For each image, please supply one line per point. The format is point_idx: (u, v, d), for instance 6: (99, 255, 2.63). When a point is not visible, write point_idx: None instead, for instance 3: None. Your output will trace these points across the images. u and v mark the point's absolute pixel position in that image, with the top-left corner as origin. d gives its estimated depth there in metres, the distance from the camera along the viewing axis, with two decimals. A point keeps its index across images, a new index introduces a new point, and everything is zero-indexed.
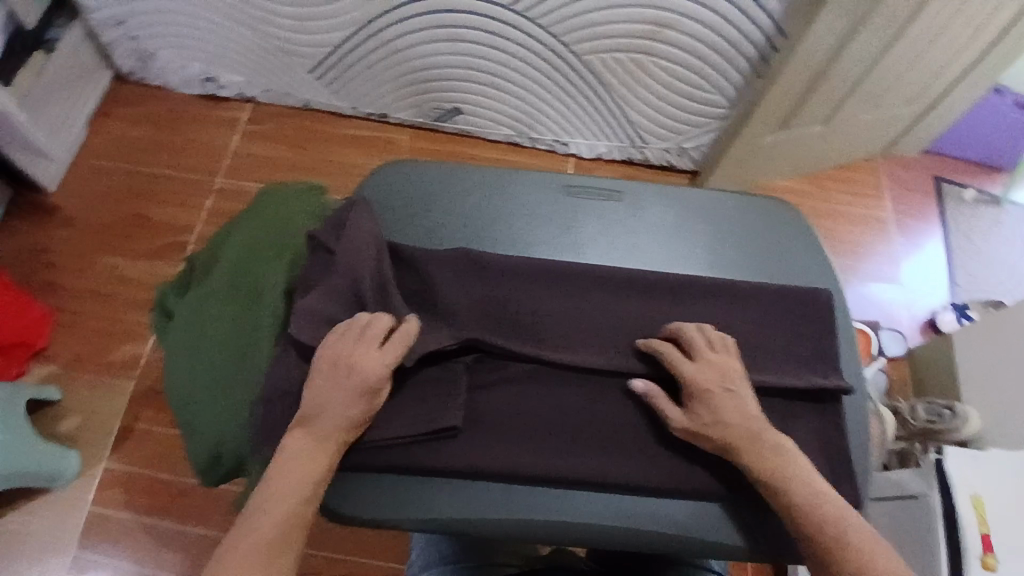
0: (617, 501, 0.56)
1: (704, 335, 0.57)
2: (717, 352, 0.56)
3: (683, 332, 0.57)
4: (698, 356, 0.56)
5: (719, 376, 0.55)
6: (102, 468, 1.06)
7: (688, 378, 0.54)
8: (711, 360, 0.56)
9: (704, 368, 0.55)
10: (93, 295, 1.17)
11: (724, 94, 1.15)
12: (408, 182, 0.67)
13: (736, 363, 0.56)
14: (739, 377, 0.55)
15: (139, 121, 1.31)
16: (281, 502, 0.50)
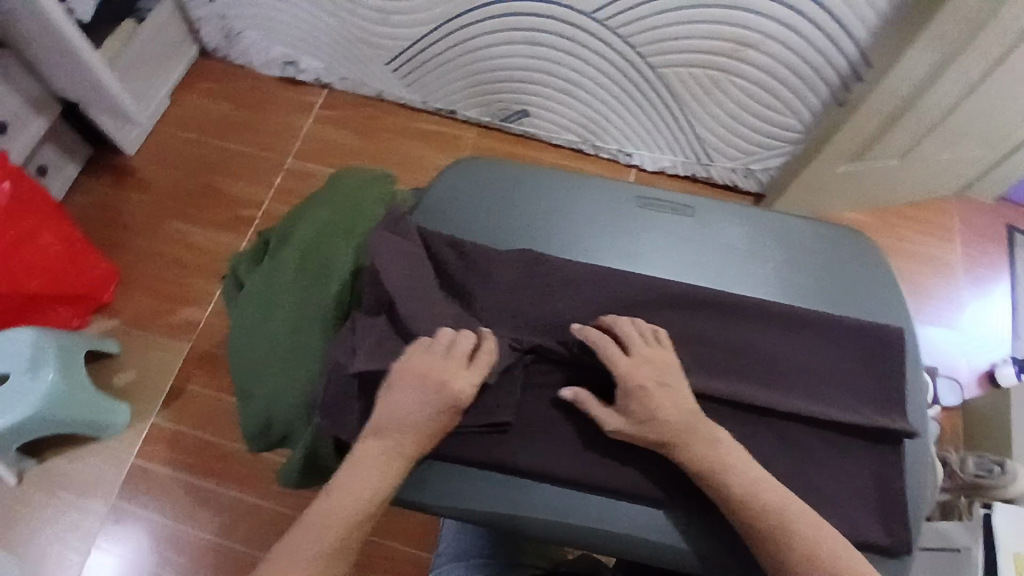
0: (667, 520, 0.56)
1: (639, 329, 0.56)
2: (654, 348, 0.55)
3: (618, 326, 0.56)
4: (635, 350, 0.54)
5: (655, 371, 0.54)
6: (150, 424, 1.09)
7: (625, 376, 0.53)
8: (644, 357, 0.54)
9: (641, 364, 0.54)
10: (159, 257, 1.21)
11: (799, 118, 1.13)
12: (476, 175, 0.67)
13: (672, 358, 0.55)
14: (676, 371, 0.55)
15: (219, 96, 1.36)
16: (345, 508, 0.51)
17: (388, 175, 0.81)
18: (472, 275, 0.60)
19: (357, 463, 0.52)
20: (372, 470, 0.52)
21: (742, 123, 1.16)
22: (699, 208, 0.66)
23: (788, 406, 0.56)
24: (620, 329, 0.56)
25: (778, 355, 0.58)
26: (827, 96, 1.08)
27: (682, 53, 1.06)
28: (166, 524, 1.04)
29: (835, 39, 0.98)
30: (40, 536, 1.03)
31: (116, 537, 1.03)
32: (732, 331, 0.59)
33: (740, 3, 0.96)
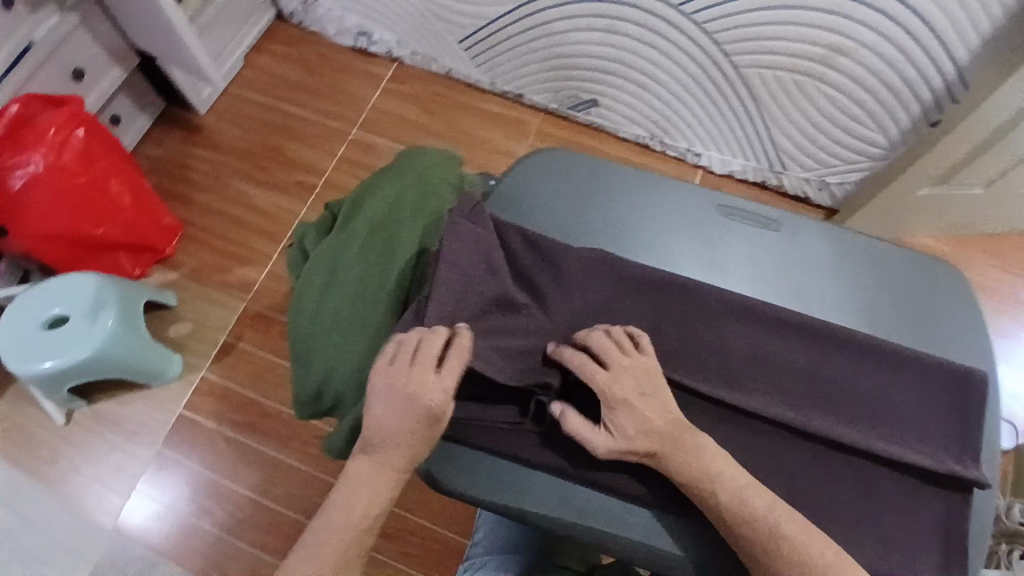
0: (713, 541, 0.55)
1: (616, 337, 0.54)
2: (630, 356, 0.53)
3: (596, 338, 0.54)
4: (613, 364, 0.52)
5: (634, 385, 0.52)
6: (199, 377, 1.12)
7: (607, 392, 0.52)
8: (625, 367, 0.53)
9: (620, 378, 0.52)
10: (221, 216, 1.24)
11: (884, 134, 1.08)
12: (557, 168, 0.65)
13: (651, 366, 0.53)
14: (655, 381, 0.53)
15: (292, 60, 1.37)
16: (349, 523, 0.52)
17: (456, 156, 0.82)
18: (543, 271, 0.58)
19: (350, 479, 0.53)
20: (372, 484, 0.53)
21: (822, 133, 1.11)
22: (785, 223, 0.63)
23: (855, 439, 0.55)
24: (598, 341, 0.54)
25: (853, 387, 0.57)
26: (918, 113, 1.02)
27: (769, 54, 1.02)
28: (205, 475, 1.07)
29: (935, 55, 0.93)
30: (88, 472, 1.07)
31: (158, 483, 1.07)
32: (813, 360, 0.57)
33: (838, 8, 0.92)
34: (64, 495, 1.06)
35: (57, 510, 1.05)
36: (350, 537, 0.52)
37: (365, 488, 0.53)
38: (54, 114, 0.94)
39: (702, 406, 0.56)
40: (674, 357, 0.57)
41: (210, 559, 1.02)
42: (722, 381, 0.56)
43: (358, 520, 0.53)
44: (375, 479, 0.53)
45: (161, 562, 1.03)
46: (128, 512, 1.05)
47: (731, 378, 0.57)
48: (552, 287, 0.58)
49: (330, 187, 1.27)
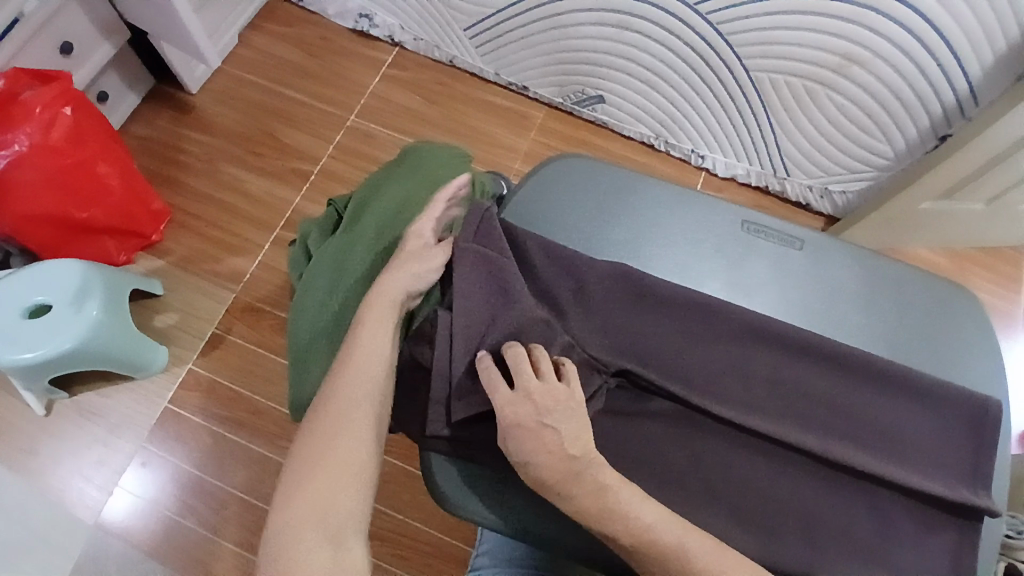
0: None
1: (534, 357, 0.50)
2: (542, 381, 0.49)
3: (511, 353, 0.50)
4: (516, 385, 0.48)
5: (534, 409, 0.47)
6: (187, 370, 1.09)
7: (500, 412, 0.47)
8: (531, 388, 0.48)
9: (520, 400, 0.48)
10: (212, 202, 1.20)
11: (892, 146, 1.07)
12: (580, 177, 0.63)
13: (562, 393, 0.49)
14: (568, 410, 0.48)
15: (290, 41, 1.33)
16: (354, 390, 0.53)
17: (466, 155, 0.79)
18: (564, 282, 0.57)
19: (357, 346, 0.55)
20: (373, 348, 0.55)
21: (830, 142, 1.11)
22: (811, 242, 0.62)
23: (869, 465, 0.52)
24: (511, 355, 0.50)
25: (867, 414, 0.55)
26: (927, 127, 1.02)
27: (783, 60, 1.00)
28: (192, 471, 1.04)
29: (950, 71, 0.92)
30: (69, 465, 1.04)
31: (141, 478, 1.04)
32: (828, 384, 0.55)
33: (858, 18, 0.90)
34: (44, 488, 1.02)
35: (37, 503, 1.02)
36: (365, 409, 0.52)
37: (366, 351, 0.55)
38: (43, 91, 0.89)
39: (720, 429, 0.54)
40: (694, 379, 0.55)
41: (195, 558, 1.00)
42: (741, 406, 0.54)
43: (366, 390, 0.53)
44: (379, 333, 0.55)
45: (144, 561, 1.00)
46: (111, 506, 1.02)
47: (751, 404, 0.54)
48: (571, 300, 0.57)
49: (326, 176, 1.23)
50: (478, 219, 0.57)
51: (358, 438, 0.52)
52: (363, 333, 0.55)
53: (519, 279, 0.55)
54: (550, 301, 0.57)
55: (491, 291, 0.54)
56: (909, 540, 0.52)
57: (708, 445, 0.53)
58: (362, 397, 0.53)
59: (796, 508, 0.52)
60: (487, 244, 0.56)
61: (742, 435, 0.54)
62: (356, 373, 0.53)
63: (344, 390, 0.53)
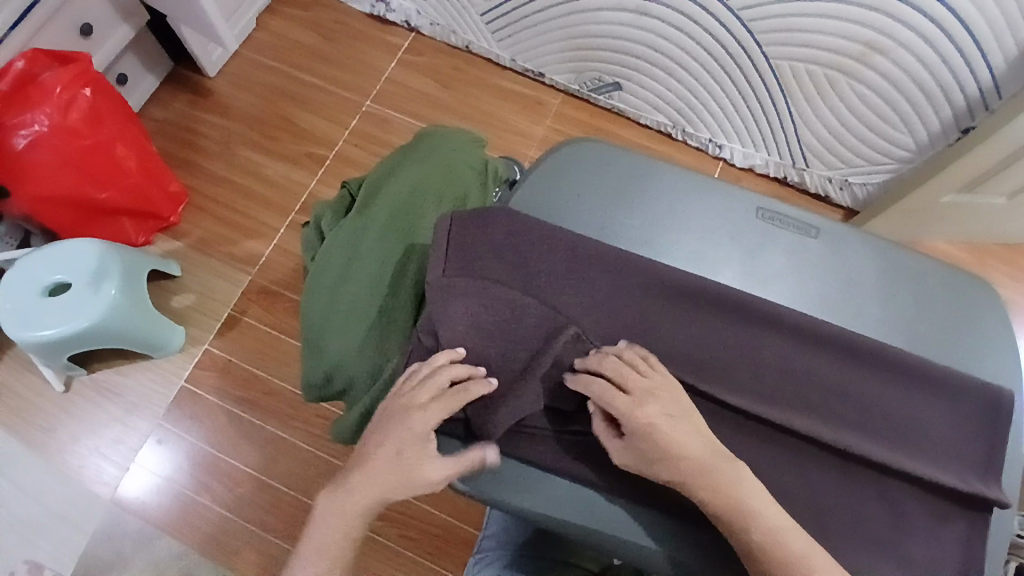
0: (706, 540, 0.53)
1: (628, 359, 0.51)
2: (649, 379, 0.50)
3: (610, 362, 0.50)
4: (633, 389, 0.49)
5: (657, 405, 0.49)
6: (203, 350, 1.11)
7: (631, 417, 0.48)
8: (644, 387, 0.50)
9: (643, 401, 0.49)
10: (229, 185, 1.21)
11: (914, 137, 1.05)
12: (591, 162, 0.63)
13: (670, 386, 0.51)
14: (678, 401, 0.50)
15: (307, 26, 1.33)
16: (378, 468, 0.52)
17: (480, 139, 0.79)
18: (545, 257, 0.57)
19: (381, 472, 0.52)
20: (390, 478, 0.52)
21: (850, 132, 1.09)
22: (826, 231, 0.61)
23: (881, 456, 0.52)
24: (613, 365, 0.50)
25: (881, 405, 0.54)
26: (950, 118, 1.00)
27: (805, 48, 0.98)
28: (206, 450, 1.06)
29: (975, 63, 0.90)
30: (85, 442, 1.06)
31: (156, 456, 1.05)
32: (840, 374, 0.55)
33: (882, 5, 0.88)
34: (61, 464, 1.05)
35: (55, 479, 1.04)
36: (357, 520, 0.53)
37: (384, 479, 0.52)
38: (62, 73, 0.90)
39: (730, 418, 0.53)
40: (702, 366, 0.54)
41: (209, 535, 1.02)
42: (753, 395, 0.53)
43: (366, 505, 0.53)
44: (410, 473, 0.52)
45: (158, 536, 1.02)
46: (126, 483, 1.04)
47: (763, 394, 0.54)
48: (558, 276, 0.56)
49: (341, 160, 1.23)
50: (441, 243, 0.57)
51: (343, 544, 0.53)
52: (389, 459, 0.52)
53: (496, 272, 0.56)
54: (531, 273, 0.56)
55: (469, 284, 0.54)
56: (917, 530, 0.52)
57: (719, 434, 0.53)
58: (360, 510, 0.53)
59: (806, 497, 0.52)
60: (449, 259, 0.56)
61: (756, 425, 0.53)
62: (361, 490, 0.52)
63: (346, 495, 0.53)
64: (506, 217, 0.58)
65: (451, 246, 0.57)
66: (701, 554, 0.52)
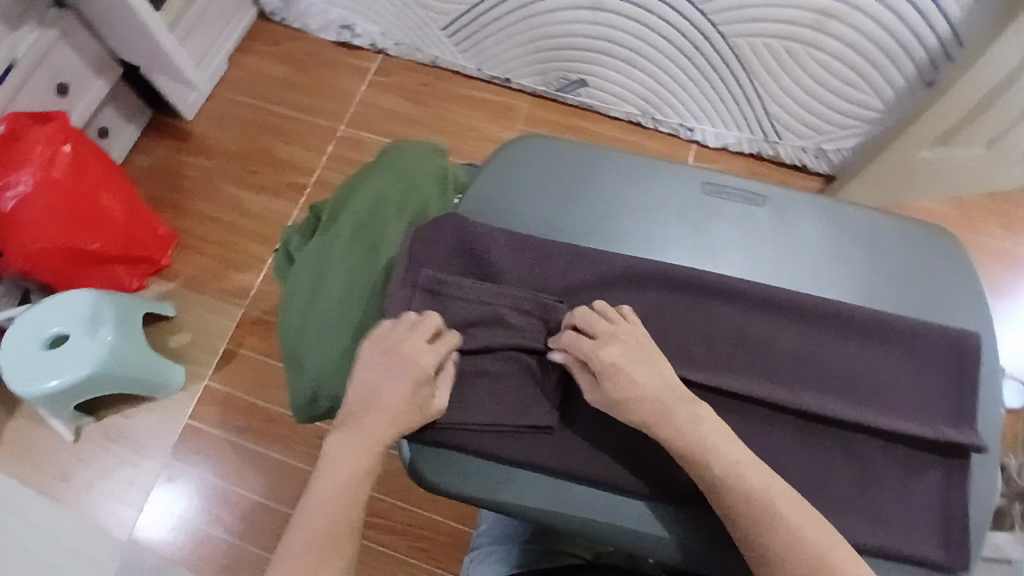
0: (675, 518, 0.53)
1: (600, 309, 0.53)
2: (616, 323, 0.52)
3: (580, 311, 0.53)
4: (599, 332, 0.52)
5: (624, 347, 0.51)
6: (203, 385, 1.13)
7: (599, 352, 0.51)
8: (613, 335, 0.52)
9: (607, 344, 0.51)
10: (215, 223, 1.24)
11: (882, 97, 1.05)
12: (537, 156, 0.64)
13: (635, 333, 0.52)
14: (645, 350, 0.52)
15: (278, 60, 1.37)
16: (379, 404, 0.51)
17: (441, 150, 0.81)
18: (496, 257, 0.58)
19: (372, 413, 0.51)
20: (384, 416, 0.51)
21: (816, 100, 1.08)
22: (774, 198, 0.61)
23: (844, 414, 0.52)
24: (586, 316, 0.53)
25: (840, 363, 0.54)
26: (915, 74, 0.99)
27: (760, 22, 0.98)
28: (215, 482, 1.08)
29: (930, 15, 0.90)
30: (99, 486, 1.08)
31: (167, 493, 1.08)
32: (797, 337, 0.55)
33: None
34: (77, 510, 1.07)
35: None
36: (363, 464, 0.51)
37: (369, 425, 0.51)
38: (42, 131, 0.94)
39: (694, 392, 0.54)
40: (659, 350, 0.55)
41: (225, 564, 1.04)
42: (715, 367, 0.54)
43: (342, 497, 0.50)
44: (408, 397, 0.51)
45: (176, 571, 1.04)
46: (142, 522, 1.07)
47: (723, 364, 0.54)
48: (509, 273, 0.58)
49: (320, 186, 1.26)
50: (423, 237, 0.58)
51: (327, 562, 0.48)
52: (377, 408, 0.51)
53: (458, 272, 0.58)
54: (490, 279, 0.58)
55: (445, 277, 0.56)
56: (889, 483, 0.52)
57: None
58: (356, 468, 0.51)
59: (773, 463, 0.52)
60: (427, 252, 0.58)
61: (721, 397, 0.53)
62: (350, 444, 0.51)
63: (339, 453, 0.51)
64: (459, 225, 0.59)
65: (433, 241, 0.58)
66: (671, 528, 0.53)
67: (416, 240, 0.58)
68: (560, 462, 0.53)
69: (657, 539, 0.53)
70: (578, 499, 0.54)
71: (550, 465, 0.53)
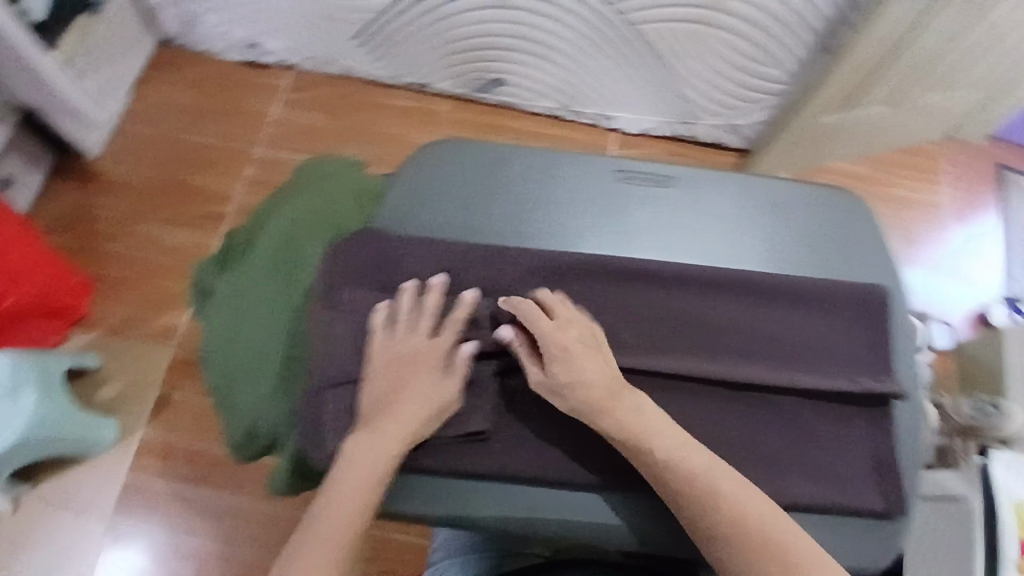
0: (612, 503, 0.53)
1: (553, 296, 0.55)
2: (570, 309, 0.54)
3: (537, 295, 0.54)
4: (557, 315, 0.53)
5: (579, 330, 0.52)
6: (139, 435, 1.08)
7: (559, 332, 0.51)
8: (569, 318, 0.53)
9: (564, 326, 0.52)
10: (135, 264, 1.18)
11: (785, 70, 1.08)
12: (448, 159, 0.63)
13: (587, 320, 0.54)
14: (597, 333, 0.53)
15: (185, 87, 1.31)
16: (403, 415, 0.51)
17: (359, 162, 0.79)
18: (415, 267, 0.57)
19: (389, 423, 0.50)
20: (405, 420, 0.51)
21: (725, 78, 1.12)
22: (682, 178, 0.63)
23: (769, 379, 0.53)
24: (543, 299, 0.54)
25: (762, 329, 0.56)
26: (813, 44, 1.03)
27: (663, 8, 1.00)
28: (164, 534, 1.03)
29: None
30: (36, 559, 1.02)
31: (114, 554, 1.02)
32: (718, 310, 0.56)
33: None
34: None
35: None
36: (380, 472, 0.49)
37: (386, 433, 0.50)
38: None
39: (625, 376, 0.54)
40: None
41: None
42: (644, 349, 0.54)
43: (357, 505, 0.48)
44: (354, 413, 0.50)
45: None
46: None
47: (651, 345, 0.55)
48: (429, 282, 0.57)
49: (243, 214, 1.22)
50: (338, 256, 0.58)
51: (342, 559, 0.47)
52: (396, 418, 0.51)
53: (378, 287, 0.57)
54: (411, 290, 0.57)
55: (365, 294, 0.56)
56: (819, 440, 0.53)
57: None
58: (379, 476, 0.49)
59: (708, 435, 0.53)
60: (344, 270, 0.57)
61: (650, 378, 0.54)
62: (373, 449, 0.50)
63: (358, 459, 0.49)
64: (374, 239, 0.58)
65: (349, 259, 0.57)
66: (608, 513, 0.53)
67: (332, 260, 0.58)
68: (497, 465, 0.52)
69: (668, 532, 0.53)
70: (517, 498, 0.53)
71: (488, 470, 0.52)
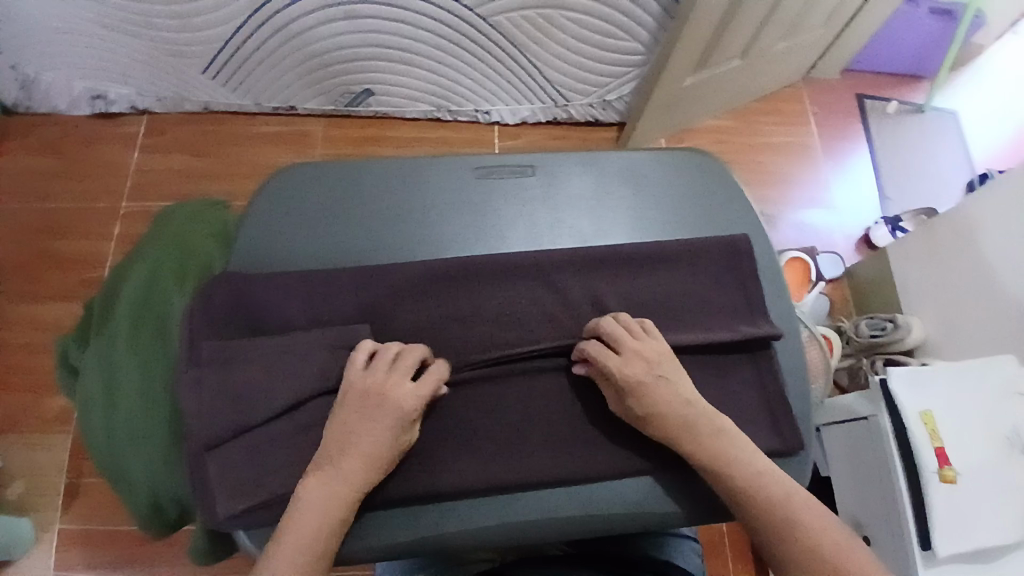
0: (580, 491, 0.54)
1: (624, 323, 0.54)
2: (641, 340, 0.53)
3: (608, 325, 0.53)
4: (626, 350, 0.52)
5: (646, 365, 0.51)
6: (55, 530, 1.00)
7: (624, 371, 0.51)
8: (638, 350, 0.52)
9: (633, 362, 0.51)
10: (15, 349, 1.09)
11: (639, 39, 1.11)
12: (302, 187, 0.60)
13: (661, 347, 0.53)
14: (668, 362, 0.52)
15: (32, 151, 1.22)
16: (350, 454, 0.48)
17: (216, 203, 0.75)
18: (285, 304, 0.55)
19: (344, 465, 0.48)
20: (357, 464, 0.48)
21: (586, 56, 1.13)
22: (541, 165, 0.63)
23: None
24: (612, 331, 0.53)
25: (641, 298, 0.57)
26: (659, 11, 1.05)
27: None
28: None
29: None
30: None
31: None
32: (595, 288, 0.57)
33: None
34: None
35: None
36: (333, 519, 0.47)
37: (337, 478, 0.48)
38: None
39: (517, 370, 0.55)
40: (473, 342, 0.55)
41: None
42: (531, 339, 0.55)
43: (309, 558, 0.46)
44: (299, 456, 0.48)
45: None
46: None
47: (536, 336, 0.55)
48: (305, 316, 0.55)
49: None
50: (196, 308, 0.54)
51: None
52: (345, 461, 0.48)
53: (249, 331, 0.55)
54: (285, 328, 0.55)
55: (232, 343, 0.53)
56: (711, 395, 0.55)
57: (512, 392, 0.54)
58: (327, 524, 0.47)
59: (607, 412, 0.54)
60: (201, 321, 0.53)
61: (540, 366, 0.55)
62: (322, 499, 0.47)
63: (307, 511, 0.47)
64: (236, 283, 0.55)
65: (209, 308, 0.54)
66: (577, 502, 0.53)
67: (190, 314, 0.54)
68: (460, 479, 0.52)
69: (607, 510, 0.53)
70: (486, 508, 0.53)
71: (456, 485, 0.52)
